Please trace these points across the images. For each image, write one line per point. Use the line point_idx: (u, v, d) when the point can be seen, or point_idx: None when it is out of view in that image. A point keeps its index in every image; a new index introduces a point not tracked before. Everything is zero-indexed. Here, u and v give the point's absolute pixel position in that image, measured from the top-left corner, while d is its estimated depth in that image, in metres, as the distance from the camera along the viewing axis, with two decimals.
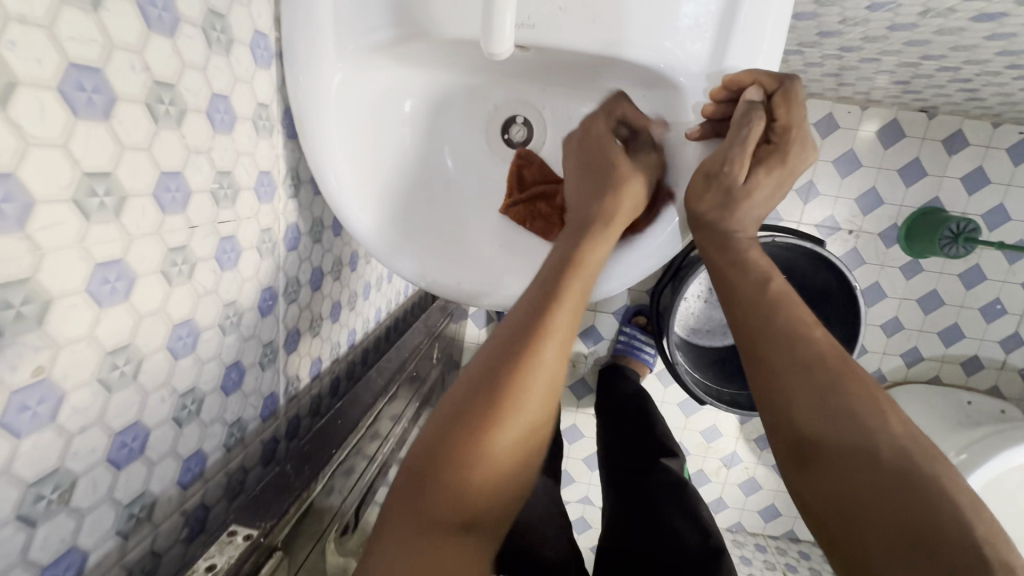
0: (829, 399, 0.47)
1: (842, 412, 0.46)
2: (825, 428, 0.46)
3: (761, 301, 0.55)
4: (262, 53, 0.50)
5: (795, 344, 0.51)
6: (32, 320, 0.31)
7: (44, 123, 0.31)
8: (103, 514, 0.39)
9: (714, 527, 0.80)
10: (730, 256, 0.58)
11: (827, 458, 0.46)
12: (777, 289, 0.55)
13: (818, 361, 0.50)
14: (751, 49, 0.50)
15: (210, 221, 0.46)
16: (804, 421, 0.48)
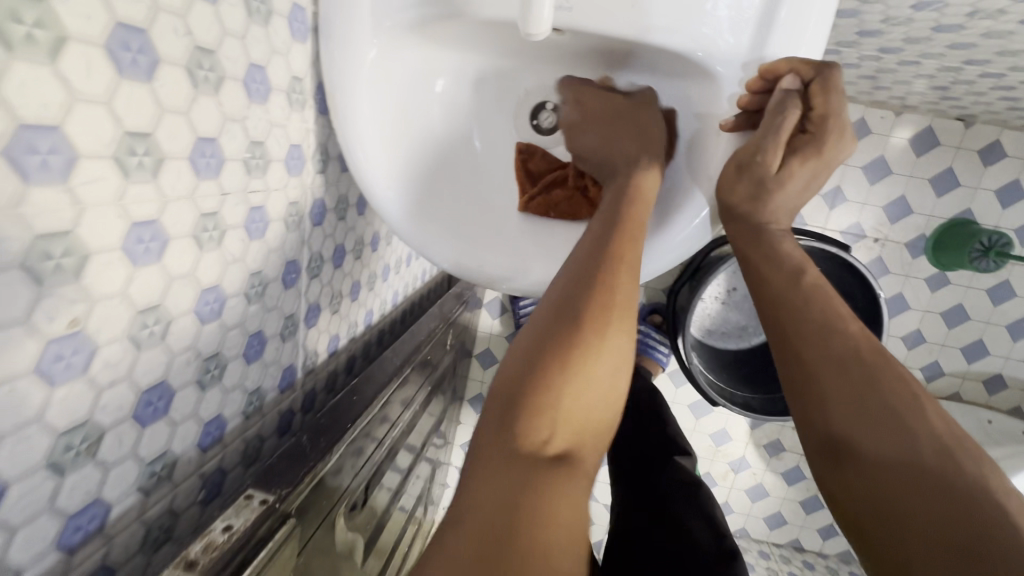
0: (870, 394, 0.46)
1: (879, 408, 0.46)
2: (863, 423, 0.46)
3: (797, 290, 0.53)
4: (299, 27, 0.50)
5: (834, 336, 0.50)
6: (70, 273, 0.32)
7: (91, 79, 0.31)
8: (127, 469, 0.40)
9: (726, 529, 0.80)
10: (765, 246, 0.56)
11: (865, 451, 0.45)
12: (810, 278, 0.54)
13: (853, 354, 0.49)
14: (792, 39, 0.49)
15: (242, 191, 0.47)
16: (845, 412, 0.47)
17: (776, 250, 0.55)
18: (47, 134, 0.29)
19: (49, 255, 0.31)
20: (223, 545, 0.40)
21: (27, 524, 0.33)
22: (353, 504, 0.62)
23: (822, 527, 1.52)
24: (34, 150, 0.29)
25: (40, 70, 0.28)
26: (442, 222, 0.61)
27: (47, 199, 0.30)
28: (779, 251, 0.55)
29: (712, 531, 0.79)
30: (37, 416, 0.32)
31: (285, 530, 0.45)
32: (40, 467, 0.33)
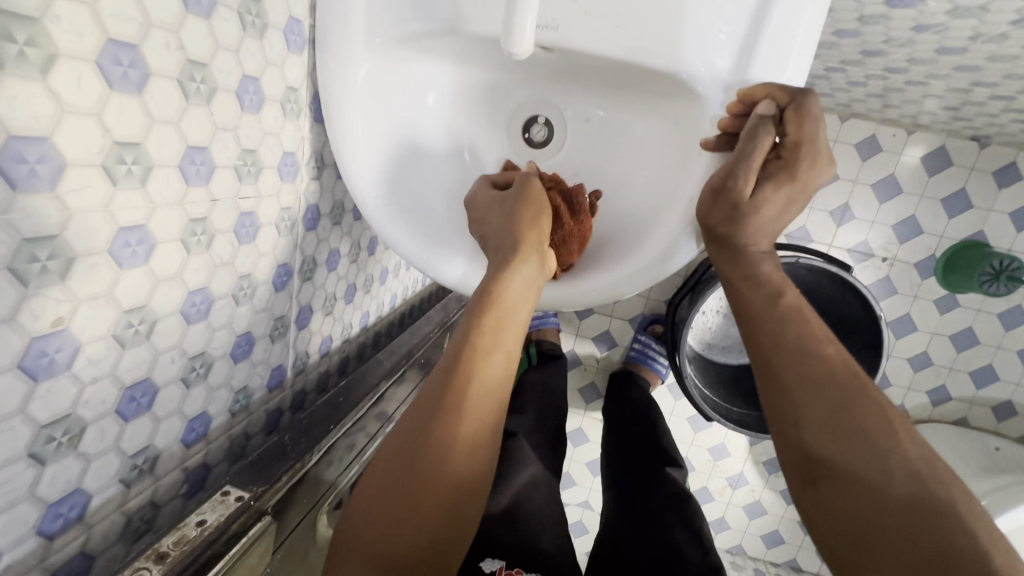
0: (846, 415, 0.46)
1: (853, 429, 0.46)
2: (843, 446, 0.45)
3: (774, 308, 0.53)
4: (294, 39, 0.52)
5: (813, 357, 0.50)
6: (56, 274, 0.34)
7: (81, 92, 0.33)
8: (109, 461, 0.42)
9: (711, 543, 0.81)
10: (746, 266, 0.56)
11: (845, 471, 0.45)
12: (792, 297, 0.54)
13: (831, 375, 0.48)
14: (775, 63, 0.49)
15: (232, 196, 0.49)
16: (819, 432, 0.47)
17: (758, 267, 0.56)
18: (35, 144, 0.31)
19: (35, 258, 0.32)
20: (195, 539, 0.41)
21: (8, 510, 0.35)
22: None
23: (820, 548, 1.50)
24: (23, 159, 0.30)
25: (30, 85, 0.30)
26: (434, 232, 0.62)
27: (35, 206, 0.32)
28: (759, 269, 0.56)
29: (696, 541, 0.80)
30: (20, 408, 0.34)
31: (260, 526, 0.46)
32: (21, 457, 0.35)
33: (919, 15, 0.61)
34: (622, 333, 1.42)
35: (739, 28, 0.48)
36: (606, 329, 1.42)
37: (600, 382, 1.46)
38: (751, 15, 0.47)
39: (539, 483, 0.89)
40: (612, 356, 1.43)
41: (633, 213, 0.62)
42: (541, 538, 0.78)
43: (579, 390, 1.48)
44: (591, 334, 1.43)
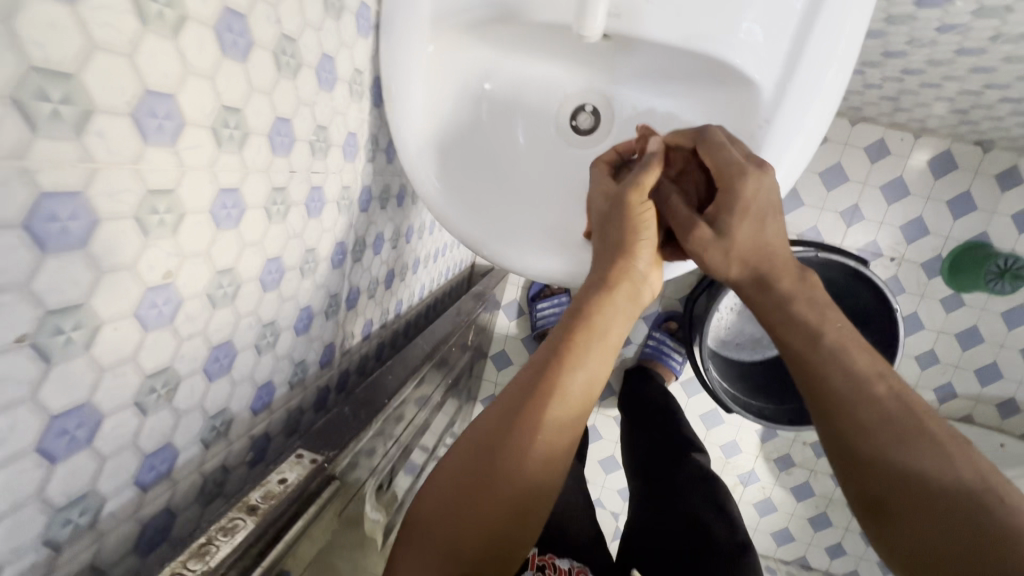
0: (901, 432, 0.44)
1: (903, 444, 0.44)
2: (896, 464, 0.44)
3: (801, 323, 0.51)
4: (364, 23, 0.54)
5: (851, 374, 0.48)
6: (169, 228, 0.35)
7: (201, 56, 0.35)
8: (194, 420, 0.43)
9: (740, 520, 0.81)
10: (763, 285, 0.54)
11: (903, 490, 0.43)
12: (816, 300, 0.52)
13: (871, 388, 0.47)
14: (827, 50, 0.52)
15: (306, 170, 0.50)
16: (867, 453, 0.45)
17: (774, 274, 0.54)
18: (163, 100, 0.33)
19: (155, 210, 0.34)
20: (280, 494, 0.43)
21: (114, 455, 0.36)
22: (379, 485, 0.65)
23: (830, 545, 1.51)
24: (154, 114, 0.32)
25: (165, 44, 0.32)
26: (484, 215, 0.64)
27: (159, 159, 0.33)
28: (780, 276, 0.54)
29: (724, 520, 0.80)
30: (131, 356, 0.35)
31: (330, 490, 0.48)
32: (129, 405, 0.36)
33: (944, 16, 0.65)
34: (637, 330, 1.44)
35: (792, 21, 0.51)
36: None
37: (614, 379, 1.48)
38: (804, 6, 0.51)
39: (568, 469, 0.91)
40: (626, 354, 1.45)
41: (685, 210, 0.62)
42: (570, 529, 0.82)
43: None
44: None
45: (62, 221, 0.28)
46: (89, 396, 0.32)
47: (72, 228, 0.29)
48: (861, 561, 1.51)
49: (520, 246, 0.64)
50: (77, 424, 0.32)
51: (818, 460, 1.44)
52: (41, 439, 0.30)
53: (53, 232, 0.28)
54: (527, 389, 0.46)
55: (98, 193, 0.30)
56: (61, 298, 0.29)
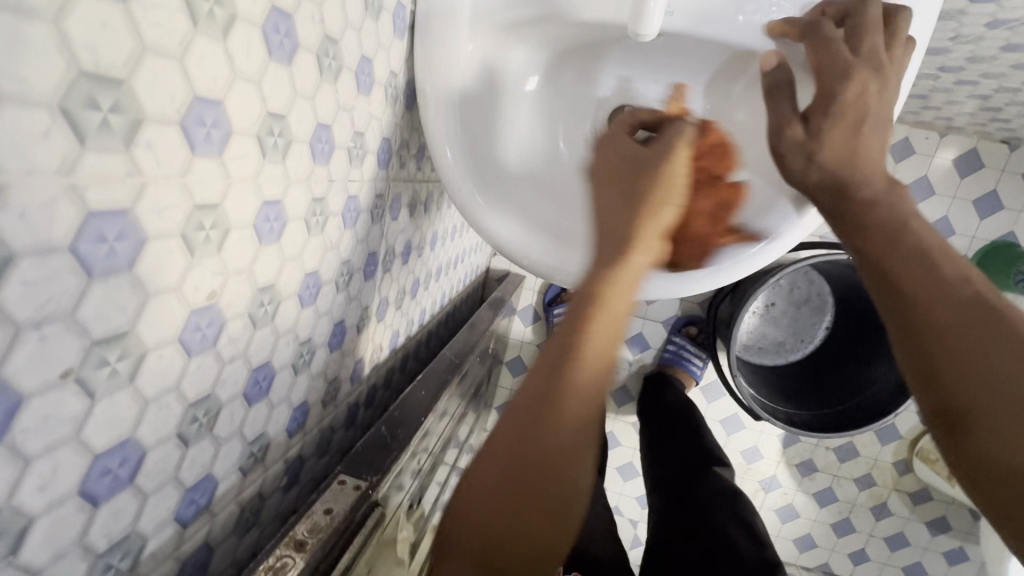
0: (987, 332, 0.38)
1: (996, 347, 0.37)
2: (986, 365, 0.37)
3: (881, 224, 0.45)
4: (399, 23, 0.52)
5: (939, 277, 0.41)
6: (215, 245, 0.33)
7: (248, 58, 0.32)
8: (233, 447, 0.40)
9: (767, 538, 0.78)
10: (845, 194, 0.47)
11: (990, 395, 0.36)
12: (899, 209, 0.45)
13: (957, 291, 0.40)
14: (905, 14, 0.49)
15: (343, 178, 0.48)
16: (949, 355, 0.38)
17: (857, 184, 0.47)
18: (211, 107, 0.30)
19: (202, 226, 0.31)
20: (328, 526, 0.40)
21: (156, 492, 0.33)
22: (410, 505, 0.63)
23: (853, 551, 1.49)
24: (202, 122, 0.30)
25: (214, 46, 0.29)
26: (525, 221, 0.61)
27: (206, 172, 0.31)
28: (863, 184, 0.47)
29: (754, 541, 0.77)
30: (175, 384, 0.32)
31: (374, 518, 0.45)
32: (171, 437, 0.33)
33: (997, 10, 0.62)
34: (655, 335, 1.42)
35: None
36: (639, 331, 1.42)
37: (631, 385, 1.45)
38: None
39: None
40: (644, 359, 1.43)
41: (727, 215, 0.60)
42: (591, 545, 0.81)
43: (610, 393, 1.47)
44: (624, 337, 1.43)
45: (110, 243, 0.25)
46: (133, 431, 0.30)
47: (120, 250, 0.26)
48: (884, 567, 1.49)
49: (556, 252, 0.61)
50: (120, 462, 0.29)
51: (841, 465, 1.41)
52: (84, 481, 0.27)
53: (101, 255, 0.25)
54: (540, 362, 0.39)
55: (146, 210, 0.27)
56: (108, 327, 0.26)
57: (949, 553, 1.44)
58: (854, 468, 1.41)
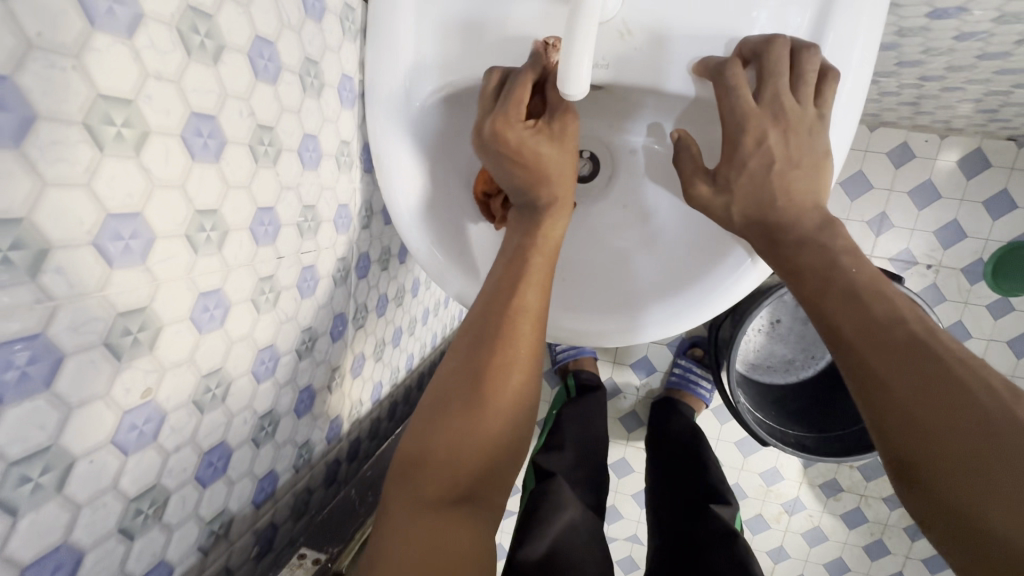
0: (910, 369, 0.37)
1: (926, 386, 0.35)
2: (915, 404, 0.35)
3: (815, 268, 0.45)
4: (346, 95, 0.54)
5: (868, 317, 0.40)
6: (146, 345, 0.34)
7: (168, 166, 0.34)
8: (189, 530, 0.41)
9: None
10: (774, 237, 0.47)
11: (921, 435, 0.35)
12: (831, 248, 0.45)
13: (887, 328, 0.39)
14: (841, 48, 0.46)
15: (295, 252, 0.49)
16: (883, 400, 0.37)
17: (787, 225, 0.47)
18: (129, 221, 0.31)
19: (128, 330, 0.33)
20: None
21: None
22: None
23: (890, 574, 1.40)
24: (119, 237, 0.31)
25: (125, 163, 0.31)
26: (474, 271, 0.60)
27: (128, 281, 0.32)
28: (796, 223, 0.46)
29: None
30: (112, 483, 0.33)
31: None
32: (112, 533, 0.34)
33: (962, 24, 0.60)
34: (661, 357, 1.39)
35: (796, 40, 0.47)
36: (644, 354, 1.39)
37: (640, 409, 1.42)
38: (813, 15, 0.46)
39: (577, 526, 0.83)
40: (652, 383, 1.40)
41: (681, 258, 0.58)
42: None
43: (620, 419, 1.44)
44: (629, 361, 1.41)
45: (22, 367, 0.27)
46: (66, 536, 0.31)
47: (33, 371, 0.27)
48: None
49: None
50: (53, 568, 0.30)
51: (868, 484, 1.34)
52: None
53: (13, 380, 0.26)
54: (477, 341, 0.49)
55: (62, 328, 0.29)
56: (27, 445, 0.28)
57: None
58: (882, 487, 1.34)
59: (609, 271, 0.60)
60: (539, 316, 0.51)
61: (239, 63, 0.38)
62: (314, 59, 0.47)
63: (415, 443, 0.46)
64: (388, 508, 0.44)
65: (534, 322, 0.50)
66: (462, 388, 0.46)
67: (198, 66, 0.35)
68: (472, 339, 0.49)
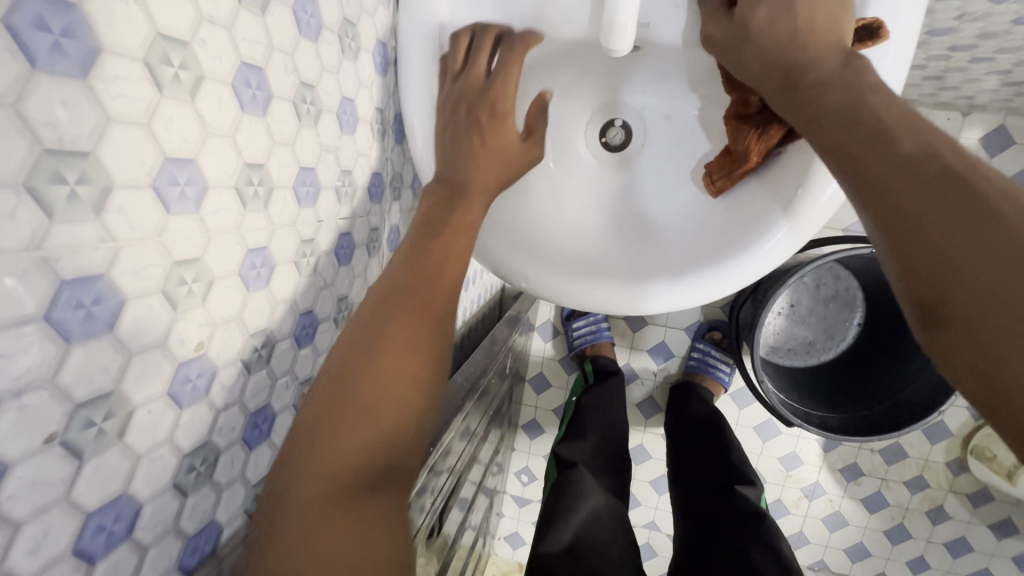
0: (927, 182, 0.32)
1: (957, 205, 0.31)
2: (953, 249, 0.30)
3: (871, 110, 0.37)
4: (380, 60, 0.53)
5: (895, 151, 0.34)
6: (199, 297, 0.34)
7: (220, 114, 0.33)
8: (236, 491, 0.41)
9: (794, 567, 0.75)
10: (793, 82, 0.42)
11: (986, 297, 0.29)
12: (857, 85, 0.39)
13: (917, 137, 0.35)
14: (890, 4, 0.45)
15: (333, 217, 0.49)
16: (919, 257, 0.32)
17: (808, 66, 0.41)
18: (184, 167, 0.31)
19: (183, 280, 0.32)
20: None
21: (157, 543, 0.34)
22: (429, 533, 0.68)
23: (911, 558, 1.40)
24: (176, 182, 0.30)
25: (182, 107, 0.30)
26: (519, 241, 0.58)
27: (183, 228, 0.31)
28: (816, 62, 0.41)
29: (775, 560, 0.76)
30: (168, 436, 0.33)
31: None
32: (168, 488, 0.34)
33: None
34: (678, 342, 1.38)
35: None
36: (661, 340, 1.39)
37: (658, 395, 1.42)
38: None
39: (601, 514, 0.83)
40: (669, 368, 1.40)
41: (710, 224, 0.57)
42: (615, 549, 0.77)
43: (638, 405, 1.44)
44: (646, 346, 1.40)
45: (87, 307, 0.26)
46: (125, 487, 0.30)
47: (98, 313, 0.27)
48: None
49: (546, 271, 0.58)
50: (114, 518, 0.30)
51: (888, 468, 1.33)
52: (77, 540, 0.28)
53: (79, 320, 0.26)
54: (380, 304, 0.43)
55: (123, 271, 0.28)
56: (91, 388, 0.27)
57: (1017, 558, 1.33)
58: (903, 471, 1.33)
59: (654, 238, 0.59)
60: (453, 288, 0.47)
61: (285, 16, 0.38)
62: (352, 21, 0.47)
63: (336, 351, 0.40)
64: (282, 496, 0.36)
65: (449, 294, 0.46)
66: (386, 314, 0.42)
67: (247, 15, 0.34)
68: (396, 280, 0.44)
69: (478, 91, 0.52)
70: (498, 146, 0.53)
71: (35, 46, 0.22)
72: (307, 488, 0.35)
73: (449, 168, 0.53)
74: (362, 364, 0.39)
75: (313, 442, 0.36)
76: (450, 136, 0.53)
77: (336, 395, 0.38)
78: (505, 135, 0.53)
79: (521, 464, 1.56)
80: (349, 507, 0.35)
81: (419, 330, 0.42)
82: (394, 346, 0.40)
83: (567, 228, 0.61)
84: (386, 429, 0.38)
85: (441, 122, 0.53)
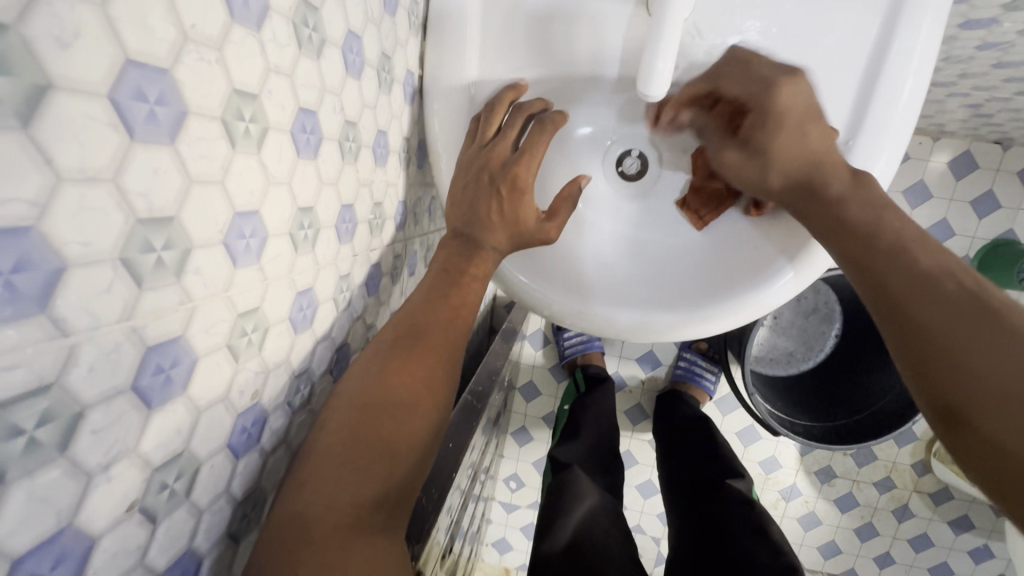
0: (944, 296, 0.38)
1: (991, 339, 0.35)
2: (978, 360, 0.34)
3: (887, 229, 0.43)
4: (409, 90, 0.53)
5: (916, 264, 0.40)
6: (257, 346, 0.33)
7: (280, 161, 0.33)
8: None
9: (785, 547, 0.77)
10: (812, 188, 0.47)
11: (990, 393, 0.33)
12: (876, 201, 0.45)
13: (936, 261, 0.40)
14: (904, 51, 0.48)
15: (365, 250, 0.49)
16: (928, 353, 0.37)
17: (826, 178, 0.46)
18: (250, 219, 0.31)
19: (245, 331, 0.32)
20: None
21: None
22: (442, 554, 0.67)
23: (879, 554, 1.48)
24: (242, 235, 0.30)
25: (250, 160, 0.30)
26: (551, 271, 0.60)
27: (247, 280, 0.31)
28: (834, 175, 0.46)
29: (765, 542, 0.78)
30: (225, 487, 0.33)
31: None
32: (221, 539, 0.34)
33: (988, 34, 0.65)
34: (665, 350, 1.42)
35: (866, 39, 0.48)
36: (649, 349, 1.42)
37: (647, 403, 1.45)
38: (881, 21, 0.48)
39: (597, 513, 0.83)
40: (657, 375, 1.43)
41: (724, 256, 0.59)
42: (613, 548, 0.77)
43: (625, 412, 1.47)
44: (635, 355, 1.43)
45: (166, 371, 0.26)
46: (189, 544, 0.30)
47: (175, 375, 0.27)
48: (912, 569, 1.48)
49: (560, 295, 0.60)
50: None
51: (860, 470, 1.41)
52: None
53: (159, 384, 0.26)
54: (398, 344, 0.47)
55: (197, 330, 0.28)
56: (167, 451, 0.27)
57: (974, 552, 1.43)
58: (873, 473, 1.41)
59: (670, 268, 0.61)
60: (462, 337, 0.51)
61: (336, 59, 0.38)
62: (388, 54, 0.47)
63: (353, 380, 0.45)
64: (292, 507, 0.38)
65: (458, 345, 0.51)
66: (405, 356, 0.46)
67: (306, 61, 0.34)
68: (409, 322, 0.49)
69: (500, 164, 0.52)
70: (513, 219, 0.54)
71: (134, 118, 0.22)
72: (322, 505, 0.38)
73: (476, 200, 0.53)
74: (384, 401, 0.43)
75: (332, 462, 0.40)
76: (468, 202, 0.53)
77: (358, 421, 0.42)
78: (533, 164, 0.53)
79: (509, 471, 1.57)
80: (355, 532, 0.39)
81: (430, 364, 0.47)
82: (410, 380, 0.45)
83: (585, 254, 0.62)
84: (397, 461, 0.43)
85: (459, 184, 0.54)
